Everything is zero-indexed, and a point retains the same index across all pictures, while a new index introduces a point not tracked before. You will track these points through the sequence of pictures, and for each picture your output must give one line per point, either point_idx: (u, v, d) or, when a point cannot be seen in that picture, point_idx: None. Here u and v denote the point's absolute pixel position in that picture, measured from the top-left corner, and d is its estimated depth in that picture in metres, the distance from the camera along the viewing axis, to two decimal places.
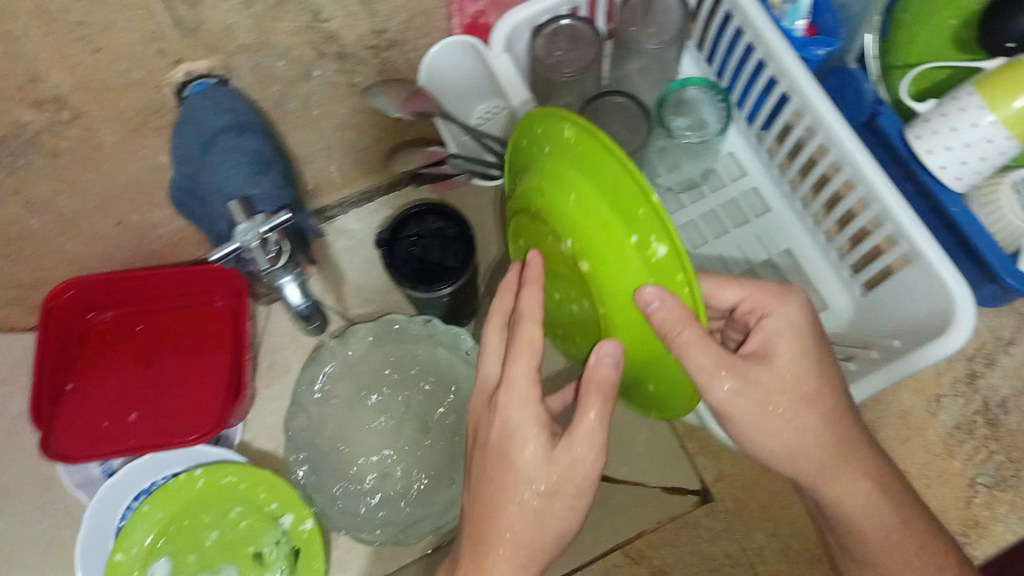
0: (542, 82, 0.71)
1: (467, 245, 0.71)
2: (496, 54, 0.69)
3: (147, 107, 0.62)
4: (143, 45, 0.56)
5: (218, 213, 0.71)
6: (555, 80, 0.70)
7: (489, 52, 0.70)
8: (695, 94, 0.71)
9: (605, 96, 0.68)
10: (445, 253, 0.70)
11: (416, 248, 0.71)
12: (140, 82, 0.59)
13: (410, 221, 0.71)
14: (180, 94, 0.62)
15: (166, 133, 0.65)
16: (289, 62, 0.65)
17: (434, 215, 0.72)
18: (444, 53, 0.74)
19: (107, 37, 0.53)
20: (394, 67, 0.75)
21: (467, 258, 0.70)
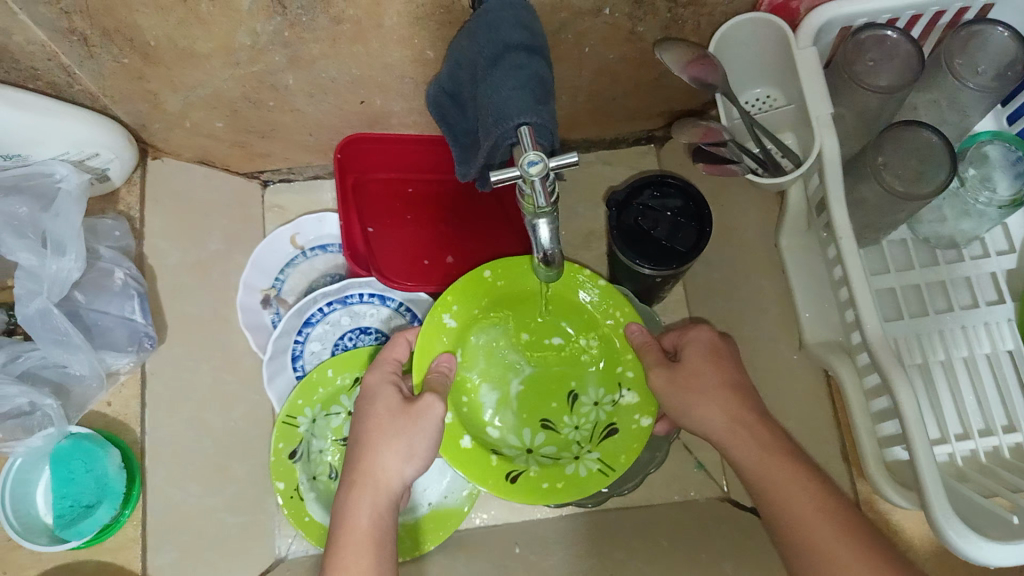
0: (677, 57, 0.65)
1: (698, 223, 0.70)
2: (666, 54, 0.66)
3: (427, 10, 0.60)
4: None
5: (446, 128, 0.68)
6: (579, 8, 0.63)
7: (662, 54, 0.66)
8: (991, 153, 0.67)
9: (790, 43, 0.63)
10: (663, 227, 0.71)
11: (642, 218, 0.71)
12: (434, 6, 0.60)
13: (638, 190, 0.72)
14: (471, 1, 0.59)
15: (437, 35, 0.64)
16: (582, 4, 0.62)
17: (672, 187, 0.72)
18: (669, 50, 0.66)
19: (205, 15, 0.58)
20: (599, 29, 0.67)
21: (696, 231, 0.70)
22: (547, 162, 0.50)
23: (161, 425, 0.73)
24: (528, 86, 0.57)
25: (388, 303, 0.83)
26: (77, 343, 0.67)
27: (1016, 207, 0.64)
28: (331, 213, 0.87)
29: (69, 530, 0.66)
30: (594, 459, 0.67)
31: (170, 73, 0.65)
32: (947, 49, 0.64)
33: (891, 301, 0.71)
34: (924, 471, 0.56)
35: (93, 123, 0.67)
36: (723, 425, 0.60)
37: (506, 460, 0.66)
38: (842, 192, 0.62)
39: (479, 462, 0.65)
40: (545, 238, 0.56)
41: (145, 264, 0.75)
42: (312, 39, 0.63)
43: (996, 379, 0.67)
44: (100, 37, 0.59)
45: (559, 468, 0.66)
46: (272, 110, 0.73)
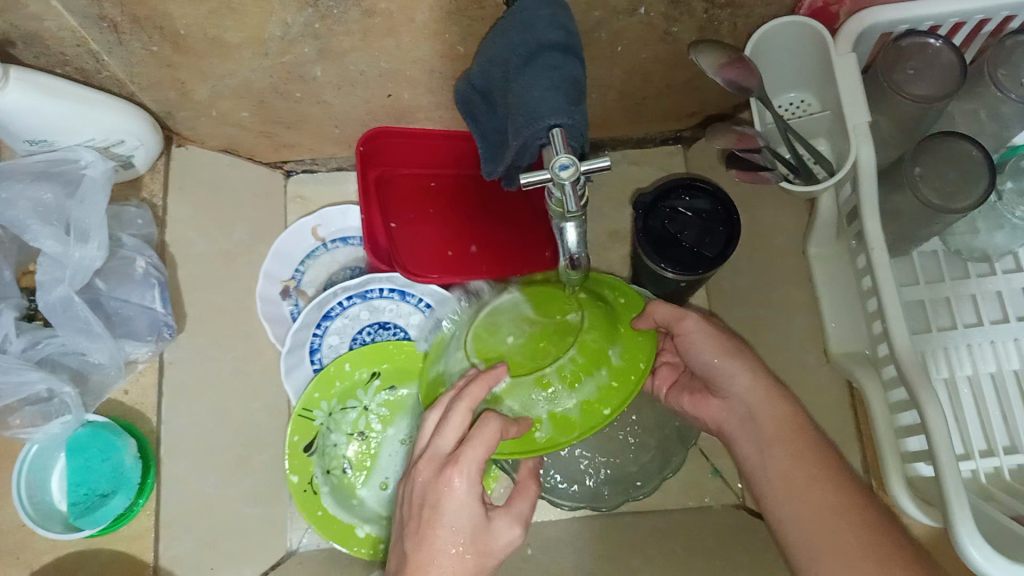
0: (711, 58, 0.64)
1: (727, 231, 0.69)
2: (700, 55, 0.64)
3: (460, 5, 0.59)
4: None
5: (473, 125, 0.67)
6: (614, 8, 0.62)
7: (695, 55, 0.64)
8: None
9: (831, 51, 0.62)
10: (690, 232, 0.70)
11: (669, 222, 0.70)
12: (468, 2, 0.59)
13: (666, 194, 0.71)
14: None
15: (468, 31, 0.63)
16: (618, 3, 0.61)
17: (701, 191, 0.71)
18: (704, 52, 0.64)
19: (237, 6, 0.57)
20: (634, 28, 0.66)
21: (724, 238, 0.69)
22: (578, 167, 0.49)
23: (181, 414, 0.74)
24: (561, 86, 0.56)
25: (408, 298, 0.83)
26: (98, 333, 0.68)
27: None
28: (355, 205, 0.86)
29: (82, 519, 0.67)
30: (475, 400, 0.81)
31: (200, 63, 0.65)
32: (988, 60, 0.62)
33: (919, 313, 0.69)
34: (947, 485, 0.54)
35: (120, 111, 0.67)
36: (754, 393, 0.62)
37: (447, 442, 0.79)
38: (874, 199, 0.60)
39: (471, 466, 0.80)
40: (572, 243, 0.56)
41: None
42: (343, 32, 0.62)
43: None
44: (131, 25, 0.59)
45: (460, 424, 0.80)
46: (299, 101, 0.73)
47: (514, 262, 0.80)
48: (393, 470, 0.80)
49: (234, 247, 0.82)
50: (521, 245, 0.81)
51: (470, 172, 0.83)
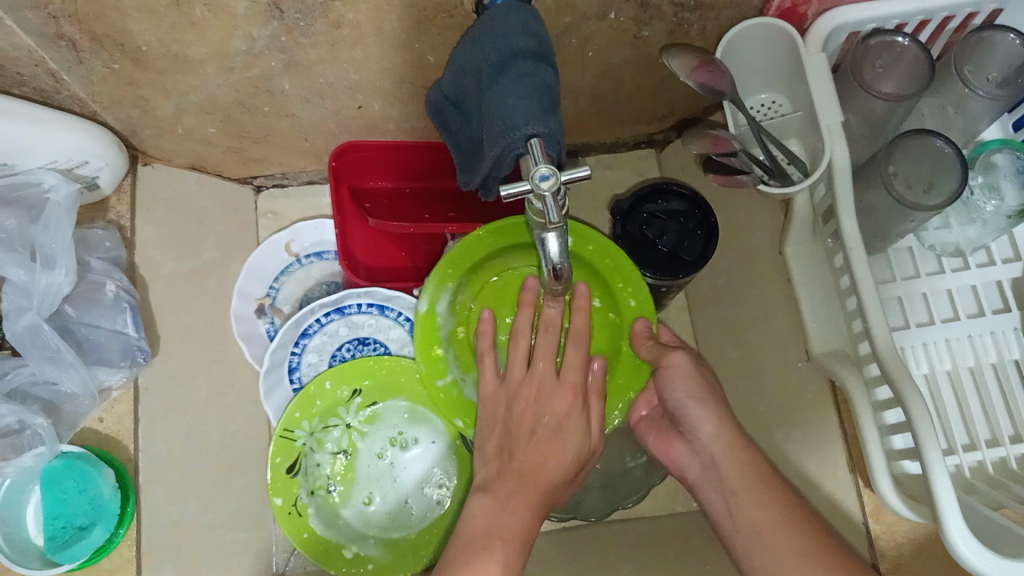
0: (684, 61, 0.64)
1: (705, 233, 0.69)
2: (672, 58, 0.64)
3: (430, 15, 0.59)
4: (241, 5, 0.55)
5: (447, 134, 0.66)
6: (585, 13, 0.62)
7: (667, 59, 0.64)
8: (999, 160, 0.66)
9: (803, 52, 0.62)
10: (669, 237, 0.70)
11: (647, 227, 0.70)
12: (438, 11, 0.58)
13: (644, 199, 0.71)
14: (477, 6, 0.57)
15: (439, 40, 0.62)
16: (588, 8, 0.61)
17: (678, 195, 0.71)
18: (675, 57, 0.64)
19: (200, 21, 0.56)
20: (604, 33, 0.65)
21: (702, 240, 0.69)
22: (559, 175, 0.49)
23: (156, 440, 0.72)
24: (535, 94, 0.55)
25: (386, 312, 0.80)
26: (69, 360, 0.66)
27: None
28: (330, 219, 0.86)
29: (59, 553, 0.65)
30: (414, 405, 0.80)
31: (163, 79, 0.63)
32: (956, 54, 0.62)
33: (896, 309, 0.69)
34: (933, 481, 0.54)
35: (83, 132, 0.65)
36: (716, 444, 0.64)
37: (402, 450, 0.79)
38: (849, 200, 0.61)
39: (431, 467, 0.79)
40: (554, 251, 0.55)
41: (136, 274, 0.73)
42: (310, 45, 0.61)
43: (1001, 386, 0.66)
44: (90, 43, 0.57)
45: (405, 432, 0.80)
46: (267, 115, 0.71)
47: None
48: (378, 485, 0.78)
49: (206, 265, 0.80)
50: None
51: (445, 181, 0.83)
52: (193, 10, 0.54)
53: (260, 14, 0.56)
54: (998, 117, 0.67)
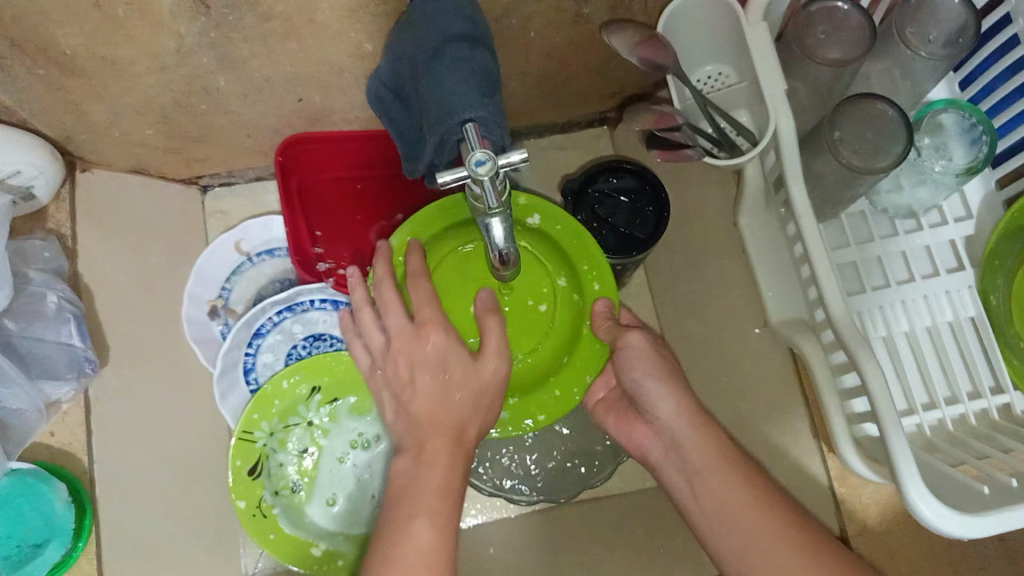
0: (626, 35, 0.63)
1: (658, 211, 0.69)
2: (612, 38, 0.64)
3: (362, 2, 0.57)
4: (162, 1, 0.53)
5: (388, 124, 0.64)
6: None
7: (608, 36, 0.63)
8: (946, 120, 0.65)
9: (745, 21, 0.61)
10: (620, 214, 0.69)
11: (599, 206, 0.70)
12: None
13: (593, 179, 0.70)
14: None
15: (374, 28, 0.61)
16: None
17: (628, 173, 0.70)
18: (615, 33, 0.64)
19: (123, 20, 0.54)
20: (544, 12, 0.64)
21: (655, 216, 0.69)
22: (496, 160, 0.47)
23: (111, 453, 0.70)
24: (474, 78, 0.54)
25: (339, 308, 0.79)
26: (13, 378, 0.65)
27: (972, 174, 0.64)
28: (278, 215, 0.85)
29: (16, 574, 0.63)
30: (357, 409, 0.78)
31: (93, 83, 0.61)
32: (897, 19, 0.62)
33: (852, 274, 0.69)
34: (891, 441, 0.54)
35: (11, 141, 0.63)
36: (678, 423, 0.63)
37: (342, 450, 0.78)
38: (797, 168, 0.60)
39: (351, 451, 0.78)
40: (499, 237, 0.54)
41: (82, 285, 0.72)
42: (242, 40, 0.59)
43: (956, 345, 0.66)
44: (9, 48, 0.55)
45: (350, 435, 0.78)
46: (206, 114, 0.70)
47: None
48: (341, 486, 0.78)
49: (153, 271, 0.79)
50: None
51: (395, 174, 0.82)
52: (113, 10, 0.52)
53: (184, 9, 0.54)
54: (943, 77, 0.67)
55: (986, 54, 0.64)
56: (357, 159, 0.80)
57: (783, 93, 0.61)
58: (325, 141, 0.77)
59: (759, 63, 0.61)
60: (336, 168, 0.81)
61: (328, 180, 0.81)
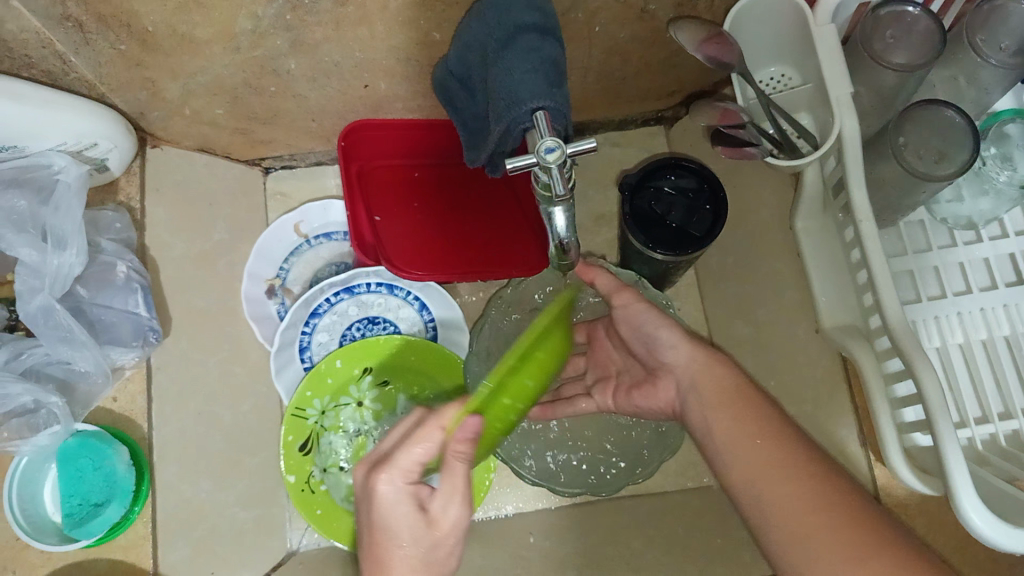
0: (694, 33, 0.64)
1: (717, 211, 0.69)
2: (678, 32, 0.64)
3: None
4: None
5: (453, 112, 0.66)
6: None
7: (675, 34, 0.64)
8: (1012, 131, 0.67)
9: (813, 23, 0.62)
10: (676, 211, 0.70)
11: (655, 202, 0.70)
12: None
13: (650, 176, 0.71)
14: None
15: (444, 17, 0.62)
16: None
17: (689, 172, 0.71)
18: (683, 30, 0.65)
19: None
20: (611, 8, 0.65)
21: (712, 215, 0.69)
22: (564, 148, 0.49)
23: (168, 422, 0.73)
24: (545, 69, 0.55)
25: (396, 292, 0.82)
26: (81, 340, 0.67)
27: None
28: (337, 199, 0.86)
29: (77, 530, 0.66)
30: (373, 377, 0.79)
31: (172, 61, 0.63)
32: (967, 26, 0.62)
33: (908, 283, 0.69)
34: (947, 452, 0.53)
35: (91, 113, 0.65)
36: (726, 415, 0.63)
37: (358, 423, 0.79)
38: (858, 172, 0.60)
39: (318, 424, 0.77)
40: (561, 226, 0.55)
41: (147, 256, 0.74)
42: (316, 24, 0.61)
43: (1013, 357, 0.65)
44: (96, 23, 0.57)
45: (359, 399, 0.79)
46: (274, 96, 0.71)
47: (497, 260, 0.80)
48: None
49: (215, 247, 0.81)
50: (513, 240, 0.81)
51: (455, 165, 0.83)
52: None
53: None
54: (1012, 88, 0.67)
55: None
56: (418, 147, 0.81)
57: (847, 96, 0.61)
58: (390, 122, 0.78)
59: (825, 65, 0.62)
60: (396, 155, 0.82)
61: (390, 167, 0.82)
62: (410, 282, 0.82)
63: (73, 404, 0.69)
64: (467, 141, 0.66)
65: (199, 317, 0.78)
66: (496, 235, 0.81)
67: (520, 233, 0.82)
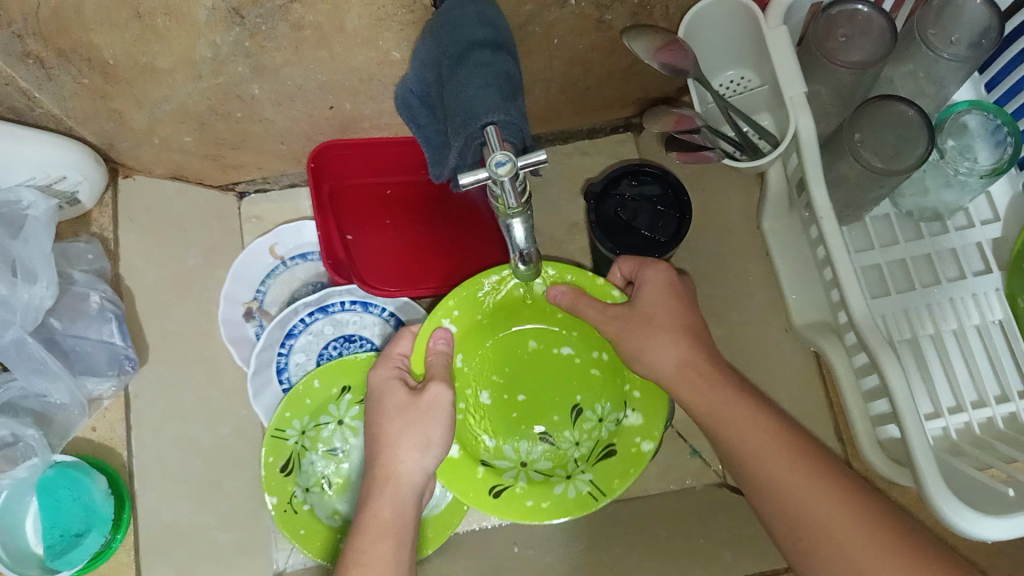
0: (648, 40, 0.64)
1: (682, 215, 0.70)
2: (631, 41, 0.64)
3: (390, 11, 0.59)
4: (200, 13, 0.55)
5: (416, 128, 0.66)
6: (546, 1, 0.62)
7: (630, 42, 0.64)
8: (973, 122, 0.64)
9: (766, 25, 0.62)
10: (640, 216, 0.70)
11: (621, 209, 0.71)
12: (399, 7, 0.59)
13: (613, 183, 0.72)
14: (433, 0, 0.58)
15: (401, 36, 0.63)
16: None
17: (652, 177, 0.72)
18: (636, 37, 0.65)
19: (163, 30, 0.56)
20: (567, 19, 0.65)
21: (677, 220, 0.70)
22: (514, 161, 0.49)
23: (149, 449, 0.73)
24: (500, 83, 0.55)
25: (369, 309, 0.83)
26: (55, 372, 0.68)
27: (997, 176, 0.62)
28: (311, 220, 0.87)
29: (57, 560, 0.66)
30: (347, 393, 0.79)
31: (137, 91, 0.64)
32: (918, 23, 0.62)
33: (876, 278, 0.69)
34: (913, 446, 0.54)
35: (58, 146, 0.66)
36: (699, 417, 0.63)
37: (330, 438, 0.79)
38: (816, 170, 0.60)
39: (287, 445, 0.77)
40: (520, 238, 0.55)
41: (123, 286, 0.75)
42: (275, 49, 0.62)
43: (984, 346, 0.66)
44: (57, 58, 0.58)
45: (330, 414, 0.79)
46: (241, 121, 0.72)
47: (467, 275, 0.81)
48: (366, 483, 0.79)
49: (189, 273, 0.82)
50: (483, 253, 0.82)
51: (424, 181, 0.83)
52: (154, 20, 0.55)
53: (219, 20, 0.56)
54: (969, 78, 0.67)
55: (1012, 54, 0.64)
56: (387, 164, 0.82)
57: (802, 96, 0.61)
58: (355, 142, 0.78)
59: (780, 66, 0.62)
60: (366, 174, 0.83)
61: (361, 186, 0.84)
62: (383, 299, 0.82)
63: (50, 436, 0.69)
64: (428, 157, 0.66)
65: (177, 342, 0.79)
66: (466, 249, 0.83)
67: (491, 246, 0.83)
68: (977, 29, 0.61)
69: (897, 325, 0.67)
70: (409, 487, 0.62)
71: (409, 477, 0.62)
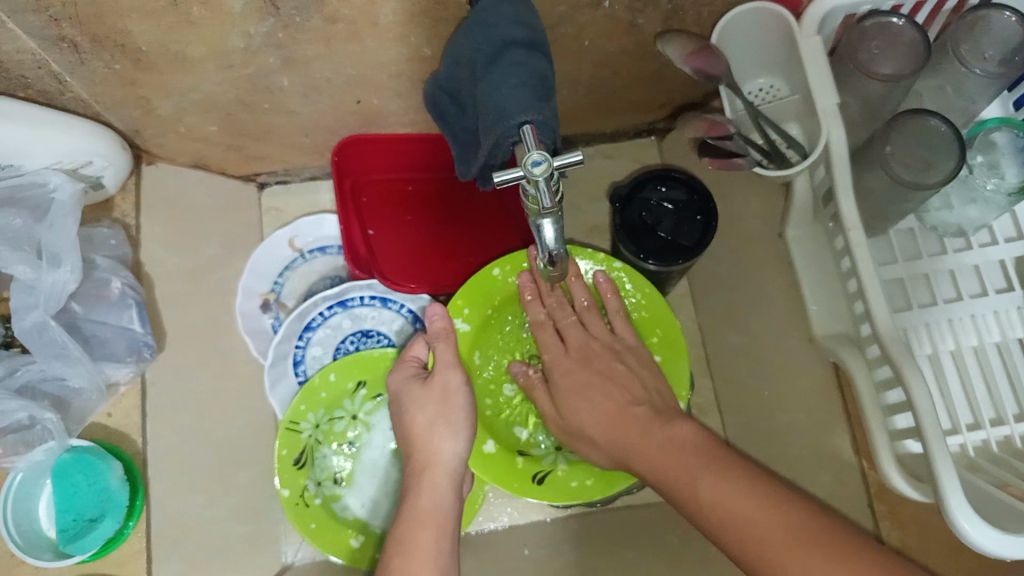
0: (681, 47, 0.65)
1: (710, 221, 0.70)
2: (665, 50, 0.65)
3: (425, 8, 0.59)
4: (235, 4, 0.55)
5: (445, 125, 0.66)
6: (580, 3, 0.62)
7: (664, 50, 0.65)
8: (1000, 139, 0.64)
9: (801, 33, 0.62)
10: (666, 222, 0.71)
11: (645, 214, 0.72)
12: (434, 5, 0.59)
13: (640, 188, 0.72)
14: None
15: (433, 33, 0.63)
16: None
17: (681, 184, 0.72)
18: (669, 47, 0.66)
19: (196, 18, 0.56)
20: (600, 21, 0.65)
21: (706, 226, 0.70)
22: (550, 161, 0.49)
23: (164, 437, 0.73)
24: (535, 84, 0.55)
25: (389, 306, 0.83)
26: (76, 357, 0.68)
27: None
28: (331, 214, 0.87)
29: (71, 545, 0.67)
30: (362, 387, 0.79)
31: (167, 80, 0.64)
32: (951, 36, 0.62)
33: (898, 291, 0.67)
34: (934, 459, 0.53)
35: (85, 131, 0.66)
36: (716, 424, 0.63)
37: (341, 433, 0.79)
38: (845, 181, 0.60)
39: (296, 438, 0.77)
40: (551, 239, 0.56)
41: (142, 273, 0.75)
42: (307, 42, 0.62)
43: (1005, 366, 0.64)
44: (88, 44, 0.58)
45: (342, 408, 0.79)
46: (266, 113, 0.72)
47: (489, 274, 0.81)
48: (378, 476, 0.79)
49: (209, 262, 0.82)
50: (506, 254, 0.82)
51: (449, 178, 0.84)
52: (187, 9, 0.55)
53: (252, 10, 0.56)
54: (998, 95, 0.66)
55: None
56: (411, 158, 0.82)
57: (833, 106, 0.61)
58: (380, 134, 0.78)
59: (812, 77, 0.62)
60: (389, 168, 0.83)
61: (383, 180, 0.84)
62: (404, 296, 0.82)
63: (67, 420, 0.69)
64: (454, 155, 0.66)
65: (193, 331, 0.79)
66: (489, 248, 0.83)
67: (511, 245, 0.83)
68: (1010, 46, 0.61)
69: (919, 338, 0.65)
70: (448, 474, 0.65)
71: (445, 462, 0.65)
